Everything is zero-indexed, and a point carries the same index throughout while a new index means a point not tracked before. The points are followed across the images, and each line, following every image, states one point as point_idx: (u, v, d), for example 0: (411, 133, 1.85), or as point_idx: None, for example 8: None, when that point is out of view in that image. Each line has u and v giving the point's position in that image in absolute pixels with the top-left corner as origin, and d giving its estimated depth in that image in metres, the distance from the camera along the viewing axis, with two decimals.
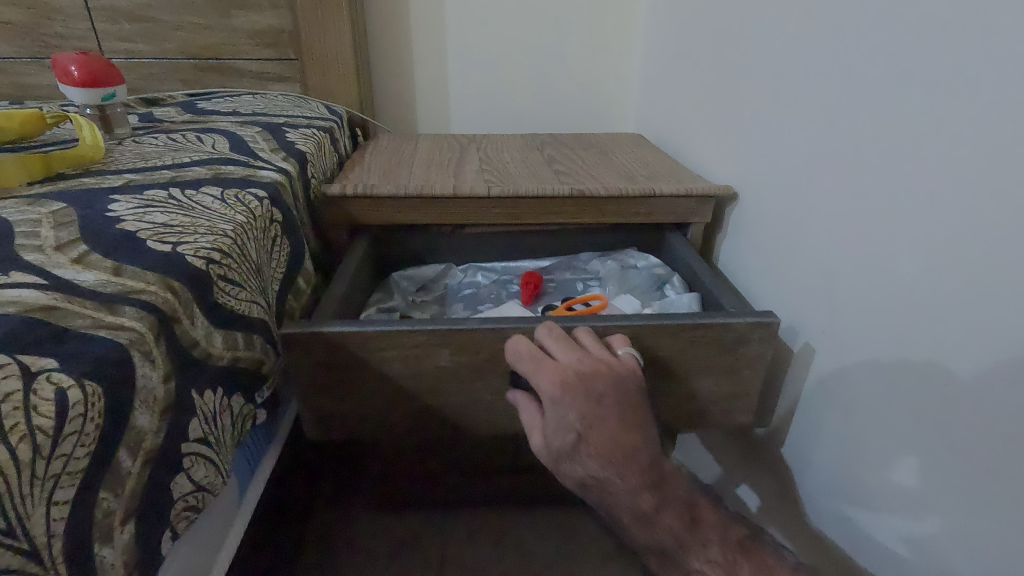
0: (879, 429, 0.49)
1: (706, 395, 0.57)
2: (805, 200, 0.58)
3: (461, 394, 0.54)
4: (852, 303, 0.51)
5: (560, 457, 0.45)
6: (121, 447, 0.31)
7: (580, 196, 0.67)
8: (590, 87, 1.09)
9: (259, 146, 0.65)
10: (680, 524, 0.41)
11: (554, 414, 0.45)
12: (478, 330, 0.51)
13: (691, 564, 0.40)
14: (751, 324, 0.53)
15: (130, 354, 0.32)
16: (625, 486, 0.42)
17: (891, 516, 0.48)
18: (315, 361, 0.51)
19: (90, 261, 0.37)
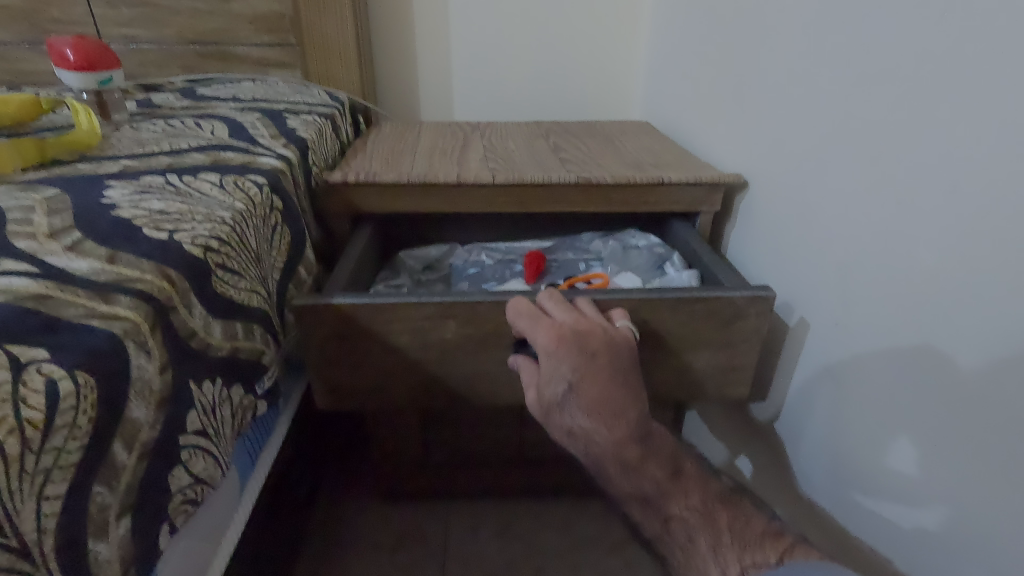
0: (875, 407, 0.49)
1: (702, 368, 0.57)
2: (816, 191, 0.57)
3: (466, 365, 0.55)
4: (862, 295, 0.50)
5: (552, 407, 0.48)
6: (116, 439, 0.30)
7: (586, 183, 0.65)
8: (595, 74, 1.07)
9: (259, 133, 0.63)
10: (663, 474, 0.44)
11: (547, 366, 0.47)
12: (483, 302, 0.52)
13: (669, 509, 0.42)
14: (749, 297, 0.54)
15: (124, 345, 0.31)
16: (612, 440, 0.45)
17: (884, 489, 0.48)
18: (326, 331, 0.53)
19: (84, 248, 0.36)
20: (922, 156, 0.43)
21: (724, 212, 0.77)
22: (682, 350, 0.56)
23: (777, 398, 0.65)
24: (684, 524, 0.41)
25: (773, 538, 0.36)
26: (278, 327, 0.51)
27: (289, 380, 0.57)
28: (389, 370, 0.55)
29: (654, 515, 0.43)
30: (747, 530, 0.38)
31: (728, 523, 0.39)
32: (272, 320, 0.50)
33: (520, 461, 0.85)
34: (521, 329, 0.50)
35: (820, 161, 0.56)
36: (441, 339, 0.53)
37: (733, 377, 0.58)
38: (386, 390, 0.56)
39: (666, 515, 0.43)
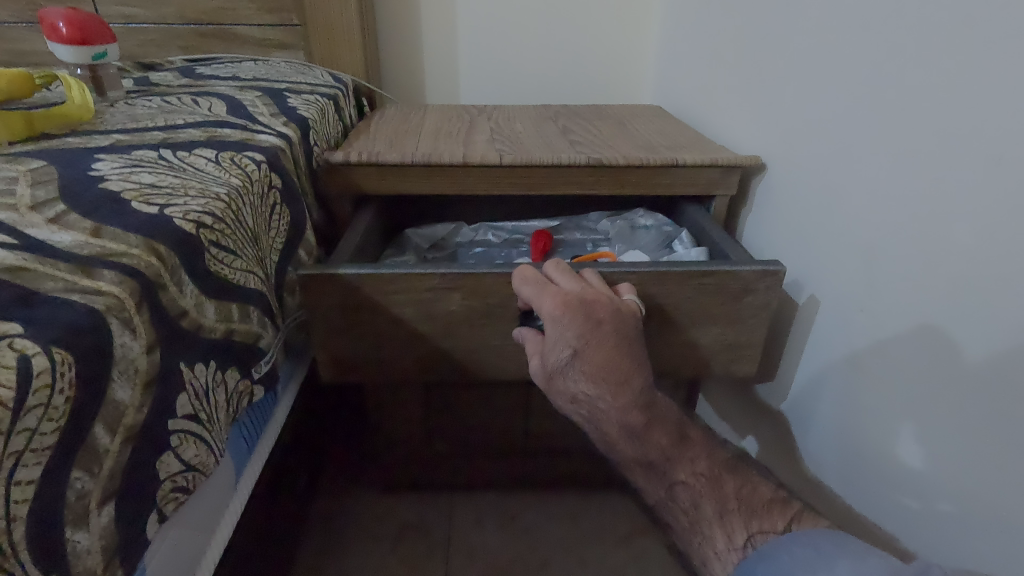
0: (882, 390, 0.48)
1: (709, 343, 0.57)
2: (838, 172, 0.53)
3: (472, 338, 0.55)
4: (879, 280, 0.48)
5: (554, 373, 0.47)
6: (98, 421, 0.28)
7: (598, 165, 0.63)
8: (605, 57, 1.04)
9: (258, 110, 0.61)
10: (669, 440, 0.41)
11: (552, 333, 0.46)
12: (489, 274, 0.52)
13: (675, 475, 0.40)
14: (758, 271, 0.53)
15: (107, 321, 0.29)
16: (615, 405, 0.43)
17: (888, 474, 0.48)
18: (332, 304, 0.52)
19: (68, 221, 0.34)
20: (932, 142, 0.42)
21: (740, 197, 0.74)
22: (689, 325, 0.56)
23: (790, 384, 0.63)
24: (691, 492, 0.39)
25: (781, 508, 0.36)
26: (276, 312, 0.49)
27: (289, 364, 0.55)
28: (393, 343, 0.54)
29: (659, 483, 0.41)
30: (755, 498, 0.37)
31: (736, 490, 0.38)
32: (269, 302, 0.48)
33: (524, 450, 0.82)
34: (527, 297, 0.49)
35: (841, 142, 0.53)
36: (447, 311, 0.53)
37: (741, 354, 0.58)
38: (391, 359, 0.55)
39: (672, 482, 0.40)
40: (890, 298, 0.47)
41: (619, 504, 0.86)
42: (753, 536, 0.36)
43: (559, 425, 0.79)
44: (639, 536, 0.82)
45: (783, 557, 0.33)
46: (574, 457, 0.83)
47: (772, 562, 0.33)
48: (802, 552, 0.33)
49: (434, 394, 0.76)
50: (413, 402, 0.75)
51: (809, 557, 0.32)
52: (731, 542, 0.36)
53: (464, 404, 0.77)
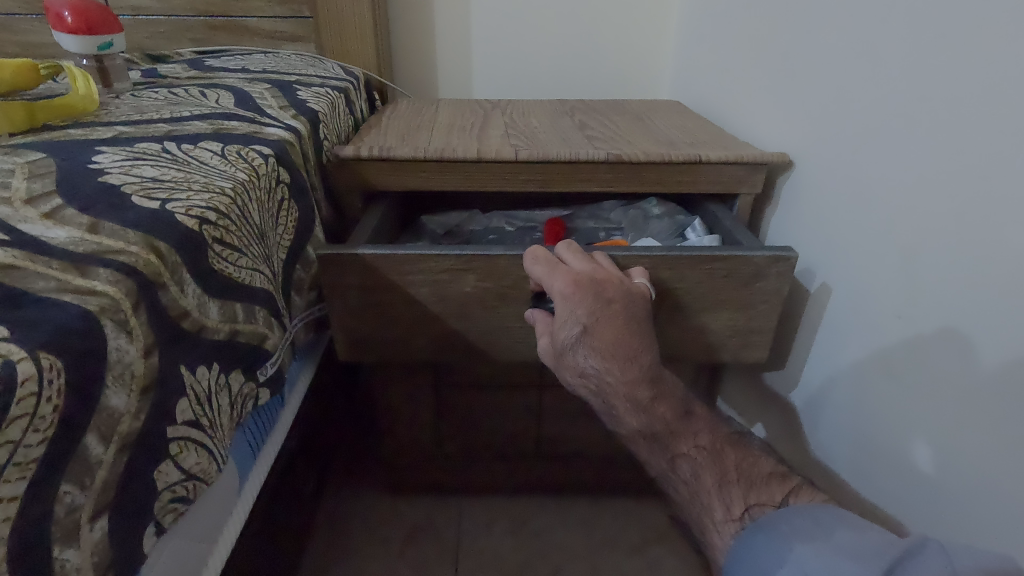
0: (897, 384, 0.48)
1: (719, 329, 0.57)
2: (867, 170, 0.51)
3: (483, 320, 0.55)
4: (898, 276, 0.47)
5: (564, 350, 0.46)
6: (90, 431, 0.26)
7: (616, 160, 0.60)
8: (623, 51, 1.01)
9: (267, 103, 0.59)
10: (673, 415, 0.40)
11: (562, 311, 0.46)
12: (503, 257, 0.52)
13: (678, 448, 0.39)
14: (769, 257, 0.53)
15: (101, 323, 0.27)
16: (623, 379, 0.42)
17: (900, 472, 0.48)
18: (348, 284, 0.53)
19: (64, 216, 0.33)
20: (958, 146, 0.42)
21: (765, 196, 0.70)
22: (699, 310, 0.56)
23: (810, 381, 0.61)
24: (692, 464, 0.38)
25: (782, 481, 0.36)
26: (283, 311, 0.47)
27: (296, 366, 0.53)
28: (407, 323, 0.55)
29: (661, 454, 0.39)
30: (754, 471, 0.36)
31: (735, 462, 0.37)
32: (277, 302, 0.46)
33: (535, 454, 0.80)
34: (537, 277, 0.49)
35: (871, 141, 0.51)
36: (461, 293, 0.53)
37: (751, 339, 0.57)
38: (407, 344, 0.57)
39: (674, 454, 0.39)
40: (914, 298, 0.46)
41: (630, 510, 0.85)
42: (751, 507, 0.35)
43: (572, 430, 0.77)
44: (651, 545, 0.80)
45: (779, 528, 0.33)
46: (586, 463, 0.81)
47: (770, 532, 0.33)
48: (803, 524, 0.32)
49: (444, 392, 0.74)
50: (423, 400, 0.74)
51: (809, 528, 0.32)
52: (729, 512, 0.35)
53: (474, 406, 0.75)
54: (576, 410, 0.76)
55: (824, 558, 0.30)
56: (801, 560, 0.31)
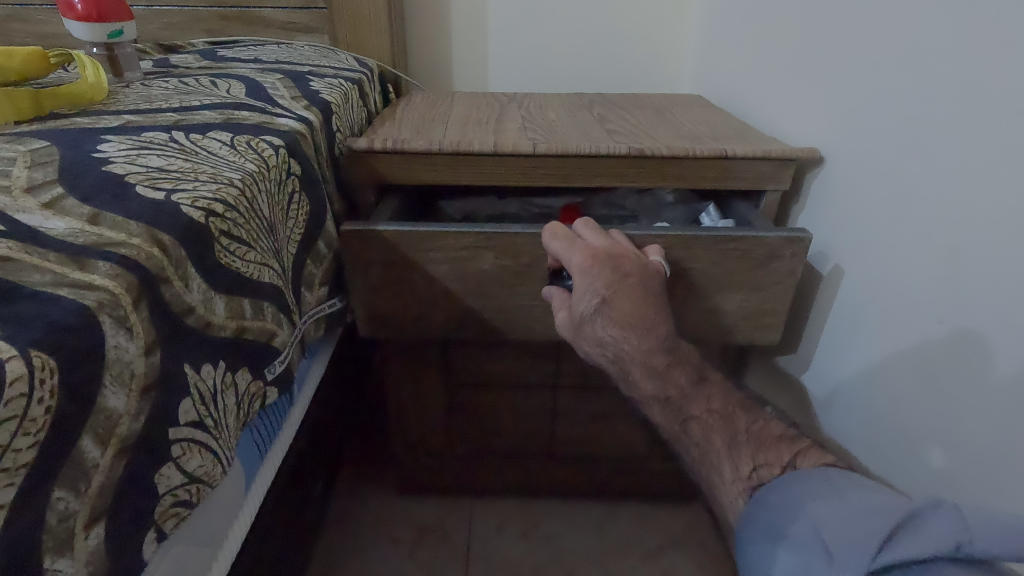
0: (897, 357, 0.50)
1: (733, 310, 0.58)
2: (902, 165, 0.48)
3: (500, 299, 0.57)
4: (908, 259, 0.48)
5: (583, 321, 0.48)
6: (87, 433, 0.25)
7: (638, 155, 0.57)
8: (643, 43, 0.98)
9: (279, 93, 0.58)
10: (687, 380, 0.44)
11: (579, 283, 0.47)
12: (520, 235, 0.53)
13: (690, 411, 0.43)
14: (784, 238, 0.54)
15: (98, 319, 0.26)
16: (639, 347, 0.46)
17: (897, 444, 0.50)
18: (370, 261, 0.55)
19: (64, 206, 0.31)
20: (997, 143, 0.40)
21: (792, 192, 0.66)
22: (713, 291, 0.56)
23: (830, 378, 0.60)
24: (703, 427, 0.42)
25: (790, 443, 0.39)
26: (293, 307, 0.45)
27: (305, 363, 0.51)
28: (426, 301, 0.57)
29: (674, 416, 0.44)
30: (764, 433, 0.40)
31: (746, 424, 0.41)
32: (287, 300, 0.44)
33: (550, 456, 0.78)
34: (555, 251, 0.50)
35: (905, 133, 0.48)
36: (482, 269, 0.55)
37: (765, 321, 0.58)
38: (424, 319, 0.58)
39: (686, 417, 0.43)
40: (952, 296, 0.44)
41: (645, 513, 0.83)
42: (759, 467, 0.38)
43: (587, 432, 0.75)
44: (666, 550, 0.78)
45: (793, 490, 0.36)
46: (603, 465, 0.79)
47: (787, 491, 0.36)
48: (816, 486, 0.35)
49: (457, 391, 0.73)
50: (434, 395, 0.72)
51: (823, 489, 0.35)
52: (738, 471, 0.39)
53: (487, 406, 0.74)
54: (591, 412, 0.74)
55: (832, 512, 0.33)
56: (811, 514, 0.34)
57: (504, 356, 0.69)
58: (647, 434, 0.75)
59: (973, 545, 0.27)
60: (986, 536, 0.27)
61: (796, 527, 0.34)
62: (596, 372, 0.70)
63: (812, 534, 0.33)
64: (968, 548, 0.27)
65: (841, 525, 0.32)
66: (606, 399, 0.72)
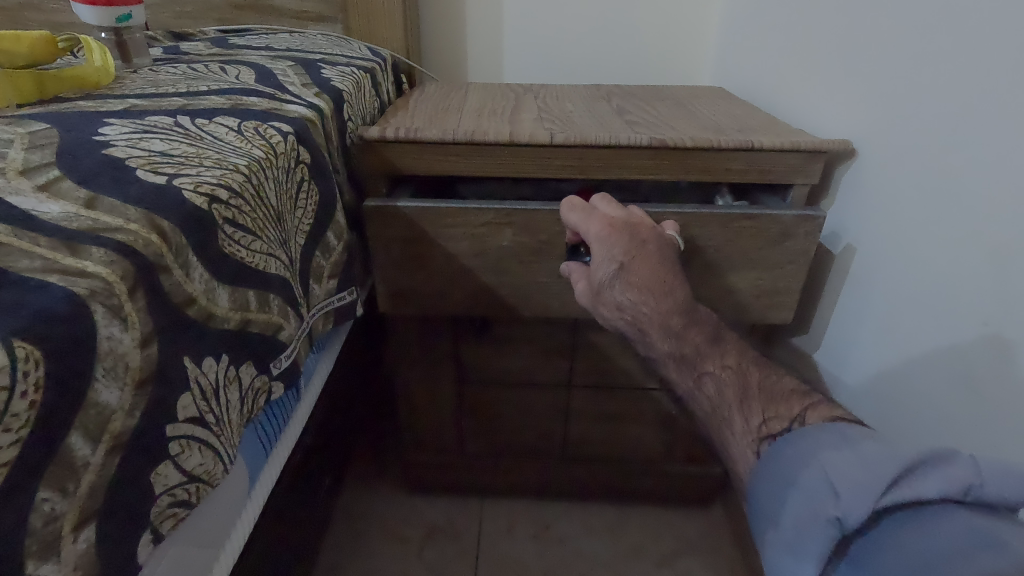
0: (908, 324, 0.50)
1: (746, 289, 0.60)
2: (939, 157, 0.46)
3: (520, 275, 0.58)
4: (926, 232, 0.48)
5: (602, 287, 0.48)
6: (76, 429, 0.23)
7: (660, 146, 0.55)
8: (662, 32, 0.95)
9: (289, 80, 0.56)
10: (703, 339, 0.43)
11: (598, 251, 0.48)
12: (540, 211, 0.54)
13: (704, 367, 0.42)
14: (798, 217, 0.55)
15: (90, 308, 0.24)
16: (658, 309, 0.45)
17: (908, 410, 0.51)
18: (393, 236, 0.57)
19: (60, 189, 0.30)
20: None
21: (823, 185, 0.63)
22: (727, 268, 0.58)
23: (850, 362, 0.59)
24: (716, 381, 0.41)
25: (803, 397, 0.38)
26: (301, 300, 0.43)
27: (312, 359, 0.50)
28: (448, 276, 0.59)
29: (688, 373, 0.43)
30: (776, 388, 0.39)
31: (759, 379, 0.40)
32: (295, 293, 0.43)
33: (563, 456, 0.76)
34: (574, 224, 0.51)
35: (945, 124, 0.46)
36: (500, 246, 0.56)
37: (778, 299, 0.60)
38: (445, 294, 0.60)
39: (700, 373, 0.42)
40: (989, 293, 0.42)
41: (660, 518, 0.80)
42: (769, 420, 0.37)
43: (602, 432, 0.73)
44: (681, 555, 0.76)
45: (806, 443, 0.34)
46: (618, 468, 0.76)
47: (799, 443, 0.34)
48: (829, 437, 0.33)
49: (468, 389, 0.71)
50: (445, 390, 0.70)
51: (835, 440, 0.33)
52: (748, 424, 0.38)
53: (500, 404, 0.72)
54: (607, 412, 0.71)
55: (846, 462, 0.31)
56: (824, 463, 0.32)
57: (517, 352, 0.67)
58: (663, 434, 0.73)
59: (983, 488, 0.28)
60: (997, 482, 0.28)
61: (808, 475, 0.32)
62: (614, 370, 0.68)
63: (825, 482, 0.31)
64: (979, 491, 0.28)
65: (854, 471, 0.30)
66: (621, 399, 0.70)
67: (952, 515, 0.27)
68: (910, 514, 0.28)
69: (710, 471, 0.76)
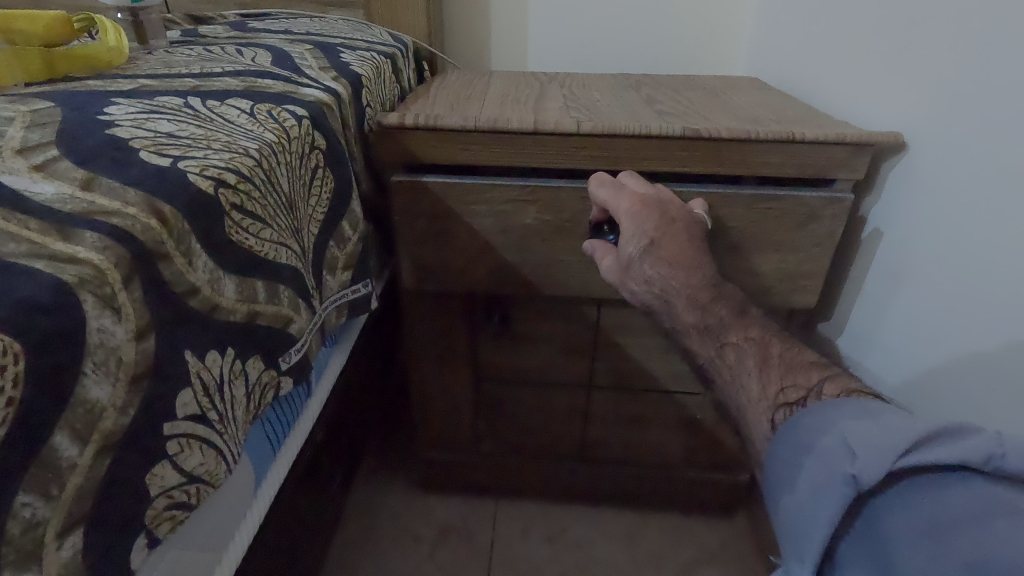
0: (940, 310, 0.48)
1: (770, 273, 0.57)
2: (989, 145, 0.43)
3: (542, 253, 0.56)
4: (967, 215, 0.45)
5: (630, 263, 0.45)
6: (62, 429, 0.22)
7: (694, 136, 0.52)
8: (694, 21, 0.91)
9: (307, 63, 0.54)
10: (729, 312, 0.40)
11: (627, 227, 0.46)
12: (565, 190, 0.52)
13: (727, 338, 0.39)
14: (825, 199, 0.53)
15: (78, 297, 0.23)
16: (687, 283, 0.43)
17: (930, 399, 0.49)
18: (418, 213, 0.55)
19: (56, 169, 0.28)
20: None
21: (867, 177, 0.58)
22: (750, 250, 0.56)
23: (874, 349, 0.57)
24: (738, 351, 0.38)
25: (823, 368, 0.34)
26: (313, 292, 0.41)
27: (325, 352, 0.48)
28: (467, 255, 0.57)
29: (711, 343, 0.40)
30: (797, 359, 0.35)
31: (781, 351, 0.37)
32: (309, 286, 0.41)
33: (580, 458, 0.74)
34: (602, 200, 0.49)
35: (1001, 118, 0.42)
36: (524, 224, 0.55)
37: (802, 283, 0.57)
38: (466, 273, 0.58)
39: (723, 344, 0.39)
40: None
41: (679, 526, 0.78)
42: (786, 388, 0.34)
43: (622, 437, 0.71)
44: (700, 564, 0.73)
45: (825, 413, 0.31)
46: (636, 472, 0.74)
47: (818, 413, 0.31)
48: (850, 409, 0.30)
49: (484, 387, 0.69)
50: (461, 386, 0.68)
51: (856, 411, 0.30)
52: (764, 392, 0.35)
53: (516, 402, 0.69)
54: (630, 414, 0.69)
55: (868, 429, 0.28)
56: (843, 430, 0.29)
57: (534, 350, 0.65)
58: (684, 437, 0.70)
59: (1006, 459, 0.24)
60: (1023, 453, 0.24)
61: (825, 442, 0.29)
62: (636, 370, 0.65)
63: (843, 446, 0.28)
64: (999, 462, 0.24)
65: (873, 437, 0.27)
66: (643, 401, 0.67)
67: (964, 485, 0.24)
68: (923, 479, 0.25)
69: (735, 477, 0.73)
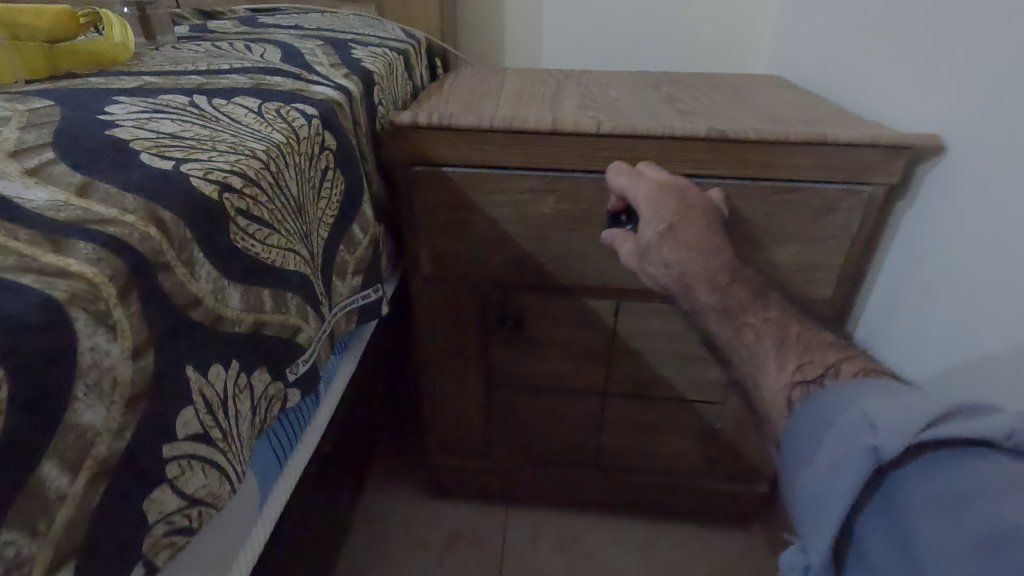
0: (964, 298, 0.45)
1: (785, 264, 0.55)
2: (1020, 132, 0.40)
3: (558, 241, 0.55)
4: (996, 197, 0.42)
5: (649, 249, 0.43)
6: (50, 458, 0.20)
7: (720, 137, 0.49)
8: (713, 17, 0.88)
9: (317, 60, 0.52)
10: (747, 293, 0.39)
11: (645, 214, 0.43)
12: (579, 177, 0.52)
13: (745, 318, 0.38)
14: (842, 189, 0.51)
15: (69, 314, 0.21)
16: (706, 266, 0.41)
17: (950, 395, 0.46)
18: (438, 202, 0.54)
19: (51, 173, 0.27)
20: None
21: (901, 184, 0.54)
22: (768, 242, 0.54)
23: (893, 344, 0.54)
24: (756, 330, 0.37)
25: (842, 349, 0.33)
26: (323, 299, 0.39)
27: (334, 360, 0.46)
28: (488, 242, 0.56)
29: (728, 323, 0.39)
30: (816, 339, 0.34)
31: (799, 332, 0.36)
32: (318, 294, 0.39)
33: (593, 465, 0.72)
34: (619, 189, 0.45)
35: None
36: (542, 213, 0.54)
37: (816, 275, 0.55)
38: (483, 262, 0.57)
39: (740, 323, 0.38)
40: None
41: (694, 536, 0.76)
42: (804, 364, 0.33)
43: (636, 447, 0.69)
44: None
45: (847, 391, 0.28)
46: (651, 481, 0.72)
47: (838, 391, 0.29)
48: (872, 387, 0.28)
49: (495, 393, 0.67)
50: (470, 389, 0.66)
51: (877, 388, 0.27)
52: (784, 368, 0.34)
53: (527, 407, 0.68)
54: (645, 421, 0.66)
55: (890, 404, 0.26)
56: (864, 406, 0.27)
57: (547, 355, 0.63)
58: (700, 445, 0.67)
59: None
60: None
61: (845, 417, 0.27)
62: (652, 377, 0.63)
63: (863, 422, 0.26)
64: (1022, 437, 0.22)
65: (894, 411, 0.25)
66: (659, 409, 0.65)
67: (988, 461, 0.22)
68: (947, 454, 0.23)
69: (753, 488, 0.70)
